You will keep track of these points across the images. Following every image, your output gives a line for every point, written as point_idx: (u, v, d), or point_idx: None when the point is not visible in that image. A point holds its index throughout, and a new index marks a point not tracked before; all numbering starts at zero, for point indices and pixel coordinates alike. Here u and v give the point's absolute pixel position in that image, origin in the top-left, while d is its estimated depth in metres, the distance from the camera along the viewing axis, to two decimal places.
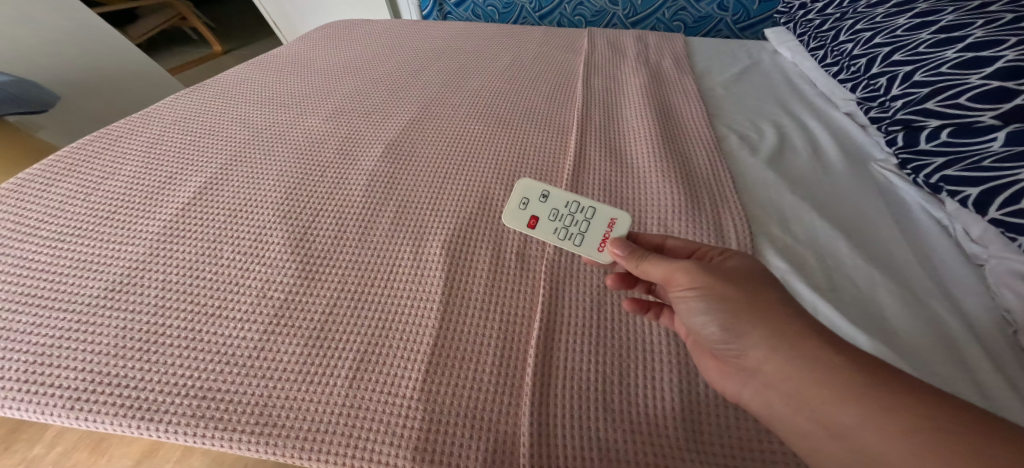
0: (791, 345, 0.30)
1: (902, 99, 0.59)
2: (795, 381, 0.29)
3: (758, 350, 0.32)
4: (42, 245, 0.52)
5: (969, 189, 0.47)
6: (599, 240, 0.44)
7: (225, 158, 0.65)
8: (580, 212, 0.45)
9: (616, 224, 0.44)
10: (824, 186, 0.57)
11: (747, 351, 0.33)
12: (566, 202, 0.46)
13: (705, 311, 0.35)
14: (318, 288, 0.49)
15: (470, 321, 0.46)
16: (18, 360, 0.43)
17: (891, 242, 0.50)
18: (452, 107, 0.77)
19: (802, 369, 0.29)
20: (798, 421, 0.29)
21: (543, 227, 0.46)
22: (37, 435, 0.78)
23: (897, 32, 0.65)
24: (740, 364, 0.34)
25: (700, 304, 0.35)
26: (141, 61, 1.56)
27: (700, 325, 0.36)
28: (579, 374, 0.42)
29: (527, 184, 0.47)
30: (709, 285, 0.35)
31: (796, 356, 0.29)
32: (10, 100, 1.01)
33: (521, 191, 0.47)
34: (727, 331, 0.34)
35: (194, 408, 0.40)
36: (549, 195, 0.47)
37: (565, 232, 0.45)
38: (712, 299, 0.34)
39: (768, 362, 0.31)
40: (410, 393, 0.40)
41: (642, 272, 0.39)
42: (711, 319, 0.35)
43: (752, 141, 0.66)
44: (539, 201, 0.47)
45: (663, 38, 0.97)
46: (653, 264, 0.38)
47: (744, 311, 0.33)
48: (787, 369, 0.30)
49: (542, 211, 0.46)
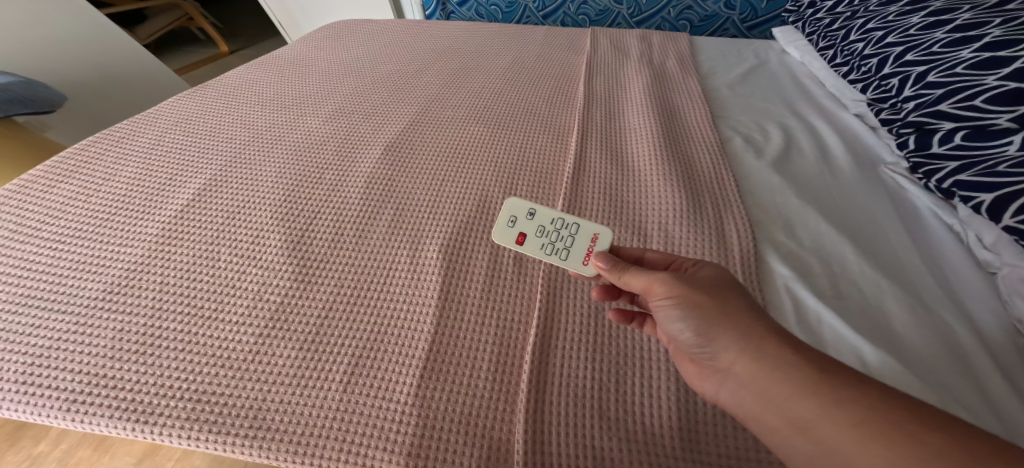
0: (762, 348, 0.30)
1: (915, 100, 0.58)
2: (767, 389, 0.29)
3: (729, 352, 0.31)
4: (44, 247, 0.53)
5: (983, 195, 0.45)
6: (586, 254, 0.43)
7: (225, 160, 0.66)
8: (567, 228, 0.44)
9: (599, 238, 0.43)
10: (830, 190, 0.55)
11: (719, 353, 0.32)
12: (552, 218, 0.45)
13: (681, 317, 0.34)
14: (314, 291, 0.49)
15: (465, 325, 0.45)
16: (18, 361, 0.43)
17: (900, 248, 0.48)
18: (452, 108, 0.77)
19: (775, 376, 0.28)
20: (776, 427, 0.28)
21: (531, 244, 0.44)
22: (43, 432, 0.79)
23: (910, 31, 0.63)
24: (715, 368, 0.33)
25: (676, 312, 0.34)
26: (148, 62, 1.58)
27: (675, 329, 0.35)
28: (574, 381, 0.41)
29: (514, 202, 0.46)
30: (684, 292, 0.34)
31: (770, 363, 0.29)
32: (20, 100, 1.02)
33: (509, 208, 0.46)
34: (699, 334, 0.33)
35: (187, 411, 0.40)
36: (535, 212, 0.45)
37: (551, 249, 0.43)
38: (686, 307, 0.34)
39: (740, 364, 0.30)
40: (403, 399, 0.40)
41: (625, 284, 0.38)
42: (686, 324, 0.34)
43: (757, 143, 0.64)
44: (527, 218, 0.46)
45: (668, 37, 0.96)
46: (635, 276, 0.37)
47: (717, 316, 0.32)
48: (760, 374, 0.29)
49: (529, 228, 0.45)
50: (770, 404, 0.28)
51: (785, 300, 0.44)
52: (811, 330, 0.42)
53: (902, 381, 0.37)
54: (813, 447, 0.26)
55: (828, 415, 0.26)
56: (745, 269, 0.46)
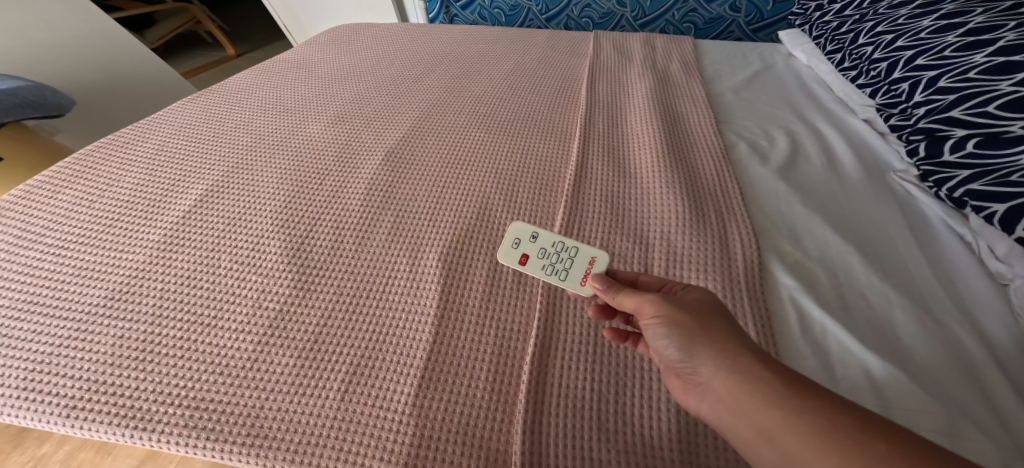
0: (739, 365, 0.29)
1: (925, 106, 0.56)
2: (754, 413, 0.27)
3: (707, 367, 0.30)
4: (48, 253, 0.53)
5: (995, 204, 0.43)
6: (585, 275, 0.42)
7: (226, 166, 0.66)
8: (567, 252, 0.43)
9: (598, 262, 0.42)
10: (837, 198, 0.54)
11: (699, 368, 0.31)
12: (554, 242, 0.44)
13: (665, 335, 0.33)
14: (313, 299, 0.48)
15: (463, 335, 0.45)
16: (21, 367, 0.44)
17: (909, 258, 0.47)
18: (452, 113, 0.76)
19: (749, 390, 0.28)
20: (750, 443, 0.28)
21: (532, 265, 0.44)
22: (47, 434, 0.80)
23: (921, 35, 0.61)
24: (695, 382, 0.32)
25: (661, 329, 0.33)
26: (155, 66, 1.60)
27: (661, 345, 0.34)
28: (573, 392, 0.40)
29: (518, 225, 0.46)
30: (672, 313, 0.33)
31: (744, 379, 0.28)
32: (28, 105, 1.04)
33: (512, 232, 0.46)
34: (682, 350, 0.32)
35: (186, 418, 0.40)
36: (538, 236, 0.45)
37: (552, 270, 0.43)
38: (670, 326, 0.33)
39: (717, 378, 0.30)
40: (401, 408, 0.40)
41: (618, 304, 0.37)
42: (670, 341, 0.33)
43: (762, 149, 0.63)
44: (530, 241, 0.45)
45: (672, 41, 0.95)
46: (628, 296, 0.36)
47: (698, 332, 0.31)
48: (734, 389, 0.28)
49: (532, 252, 0.45)
50: (745, 417, 0.28)
51: (789, 311, 0.43)
52: (816, 342, 0.41)
53: (908, 394, 0.36)
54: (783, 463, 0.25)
55: (800, 429, 0.25)
56: (748, 279, 0.46)
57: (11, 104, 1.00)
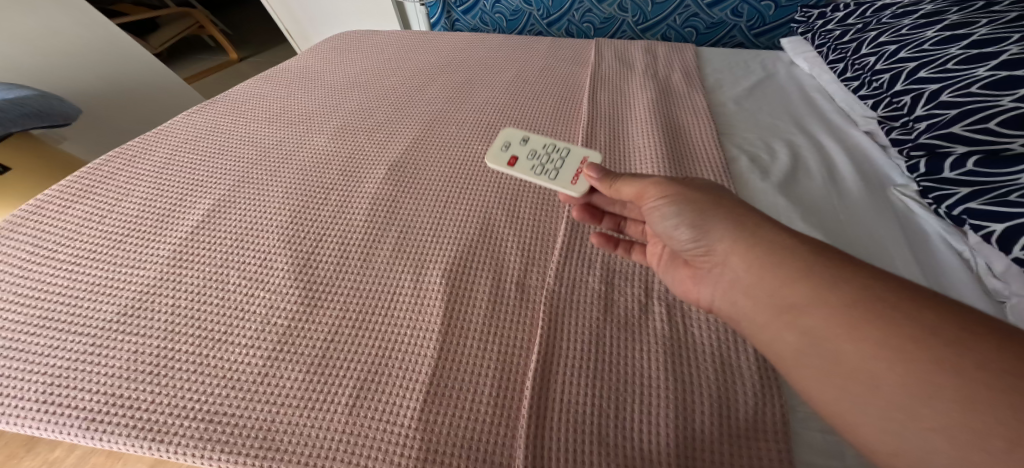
0: (758, 240, 0.35)
1: (927, 121, 0.56)
2: (779, 325, 0.31)
3: (724, 243, 0.37)
4: (60, 269, 0.55)
5: (995, 224, 0.44)
6: (573, 173, 0.51)
7: (232, 179, 0.67)
8: (557, 153, 0.53)
9: (588, 160, 0.52)
10: (837, 212, 0.55)
11: (714, 244, 0.38)
12: (544, 145, 0.54)
13: (676, 212, 0.41)
14: (320, 314, 0.49)
15: (467, 350, 0.46)
16: (37, 381, 0.45)
17: (907, 274, 0.48)
18: (455, 125, 0.77)
19: (771, 263, 0.33)
20: (770, 325, 0.32)
21: (523, 164, 0.53)
22: (57, 440, 0.81)
23: (924, 46, 0.62)
24: (711, 264, 0.39)
25: (670, 209, 0.41)
26: (161, 73, 1.61)
27: (670, 226, 0.42)
28: (574, 407, 0.41)
29: (509, 132, 0.56)
30: (680, 190, 0.41)
31: (765, 252, 0.34)
32: (36, 114, 1.05)
33: (505, 137, 0.56)
34: (693, 228, 0.40)
35: (199, 432, 0.41)
36: (528, 141, 0.55)
37: (541, 167, 0.52)
38: (681, 202, 0.41)
39: (738, 256, 0.35)
40: (407, 423, 0.41)
41: (617, 192, 0.46)
42: (681, 220, 0.40)
43: (763, 162, 0.64)
44: (520, 145, 0.55)
45: (673, 48, 0.96)
46: (629, 184, 0.45)
47: (714, 209, 0.39)
48: (755, 262, 0.34)
49: (521, 150, 0.55)
50: (765, 292, 0.33)
51: None
52: None
53: None
54: (805, 338, 0.29)
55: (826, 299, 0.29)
56: None
57: (19, 114, 1.02)
